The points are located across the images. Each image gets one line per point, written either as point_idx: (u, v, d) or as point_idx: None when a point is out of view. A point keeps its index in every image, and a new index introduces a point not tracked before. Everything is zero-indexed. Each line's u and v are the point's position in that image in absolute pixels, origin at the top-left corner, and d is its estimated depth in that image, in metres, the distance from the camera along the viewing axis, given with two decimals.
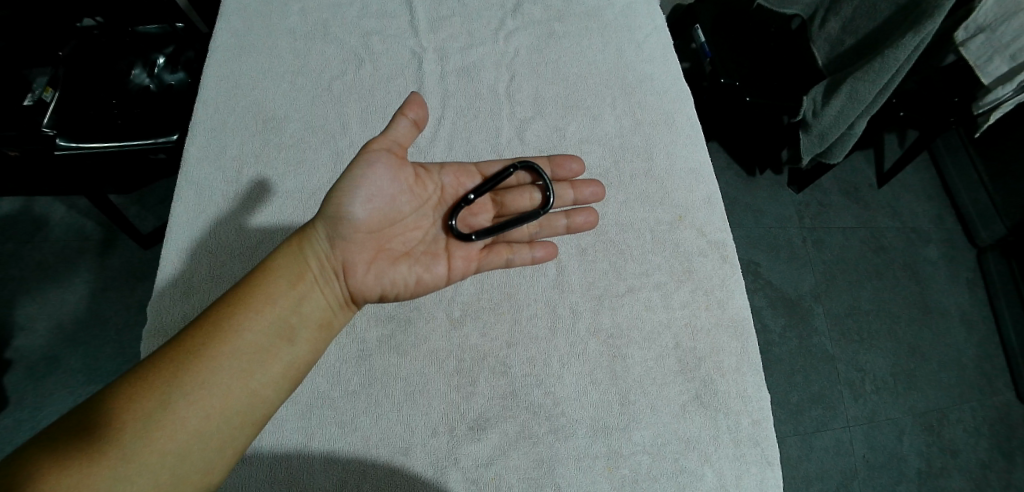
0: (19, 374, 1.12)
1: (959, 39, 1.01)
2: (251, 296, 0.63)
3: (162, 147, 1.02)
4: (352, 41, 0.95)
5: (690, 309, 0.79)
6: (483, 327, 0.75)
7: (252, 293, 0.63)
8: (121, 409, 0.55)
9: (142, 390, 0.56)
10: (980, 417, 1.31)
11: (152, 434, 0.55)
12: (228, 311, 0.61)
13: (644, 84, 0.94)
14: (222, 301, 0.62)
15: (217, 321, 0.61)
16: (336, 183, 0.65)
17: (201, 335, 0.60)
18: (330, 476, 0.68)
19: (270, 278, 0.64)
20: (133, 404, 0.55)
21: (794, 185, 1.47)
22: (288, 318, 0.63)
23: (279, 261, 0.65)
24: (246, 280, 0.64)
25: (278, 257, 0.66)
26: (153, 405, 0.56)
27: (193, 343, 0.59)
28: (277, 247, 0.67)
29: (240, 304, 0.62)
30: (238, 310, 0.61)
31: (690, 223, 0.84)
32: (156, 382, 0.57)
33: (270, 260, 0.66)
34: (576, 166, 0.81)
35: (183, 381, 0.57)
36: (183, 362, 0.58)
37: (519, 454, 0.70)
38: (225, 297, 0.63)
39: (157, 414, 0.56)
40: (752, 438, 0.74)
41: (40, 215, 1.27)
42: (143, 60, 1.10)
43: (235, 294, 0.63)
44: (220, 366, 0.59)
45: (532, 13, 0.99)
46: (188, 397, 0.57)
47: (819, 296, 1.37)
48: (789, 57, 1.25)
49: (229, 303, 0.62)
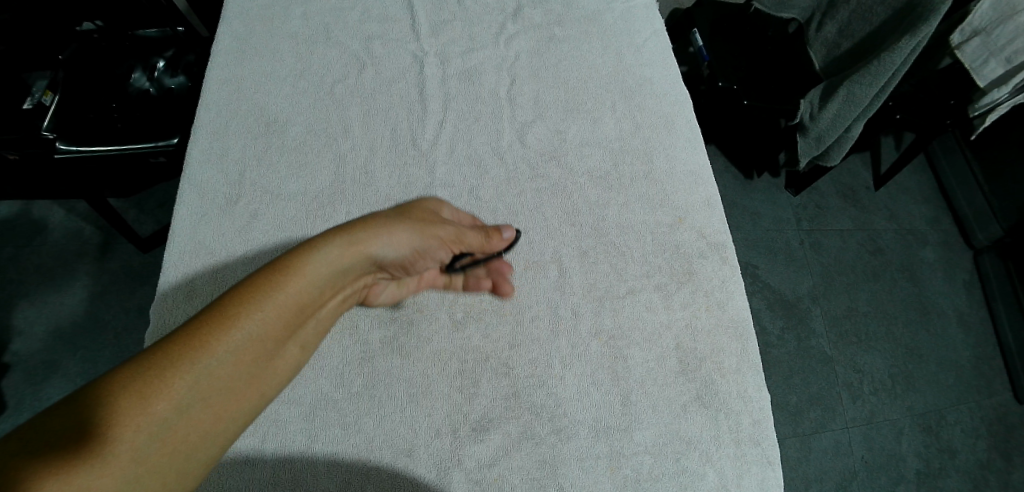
0: (17, 378, 1.12)
1: (953, 42, 1.03)
2: (284, 294, 0.55)
3: (162, 150, 1.03)
4: (353, 44, 0.96)
5: (690, 311, 0.79)
6: (485, 329, 0.76)
7: (283, 295, 0.55)
8: (135, 408, 0.46)
9: (159, 388, 0.47)
10: (978, 417, 1.32)
11: (161, 446, 0.47)
12: (250, 308, 0.53)
13: (643, 87, 0.95)
14: (237, 293, 0.54)
15: (244, 317, 0.53)
16: (398, 232, 0.64)
17: (227, 330, 0.52)
18: (333, 477, 0.68)
19: (309, 277, 0.57)
20: (147, 403, 0.47)
21: (791, 187, 1.49)
22: (307, 325, 0.59)
23: (316, 262, 0.57)
24: (271, 273, 0.55)
25: (319, 257, 0.58)
26: (169, 407, 0.47)
27: (217, 338, 0.51)
28: (316, 241, 0.59)
29: (271, 301, 0.54)
30: (270, 308, 0.54)
31: (690, 225, 0.85)
32: (174, 380, 0.48)
33: (300, 255, 0.57)
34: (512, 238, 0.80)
35: (205, 382, 0.50)
36: (198, 362, 0.49)
37: (522, 455, 0.70)
38: (245, 292, 0.54)
39: (173, 416, 0.48)
40: (753, 438, 0.74)
41: (39, 218, 1.27)
42: (143, 64, 1.11)
43: (265, 289, 0.55)
44: (241, 371, 0.52)
45: (532, 17, 1.00)
46: (209, 399, 0.50)
47: (817, 298, 1.38)
48: (786, 62, 1.26)
49: (252, 299, 0.54)
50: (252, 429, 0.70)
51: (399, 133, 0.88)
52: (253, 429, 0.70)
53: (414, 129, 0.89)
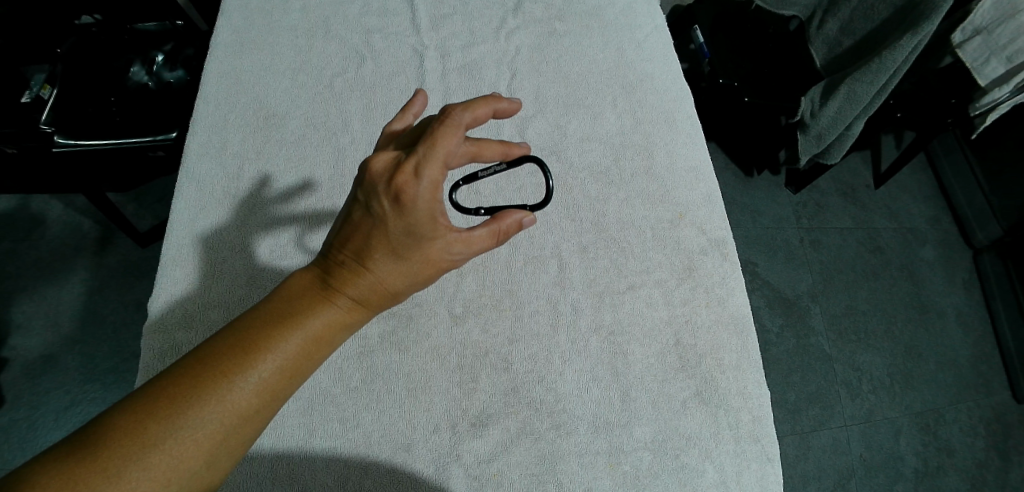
0: (15, 372, 1.12)
1: (956, 40, 1.02)
2: (309, 350, 0.54)
3: (161, 144, 1.02)
4: (353, 38, 0.95)
5: (690, 307, 0.79)
6: (484, 324, 0.75)
7: (290, 355, 0.53)
8: (166, 460, 0.47)
9: (189, 442, 0.47)
10: (977, 416, 1.32)
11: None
12: (277, 363, 0.52)
13: (644, 82, 0.94)
14: (262, 344, 0.52)
15: (272, 371, 0.52)
16: (401, 280, 0.57)
17: (255, 387, 0.51)
18: (331, 473, 0.68)
19: (332, 334, 0.56)
20: (176, 458, 0.47)
21: (791, 185, 1.49)
22: None
23: (324, 320, 0.55)
24: (279, 328, 0.53)
25: (343, 316, 0.56)
26: (197, 461, 0.48)
27: (245, 393, 0.50)
28: (339, 299, 0.56)
29: (299, 357, 0.53)
30: (298, 365, 0.53)
31: (691, 221, 0.84)
32: (202, 435, 0.48)
33: (308, 310, 0.55)
34: (524, 217, 0.60)
35: (231, 436, 0.50)
36: (225, 416, 0.49)
37: (521, 450, 0.70)
38: (250, 348, 0.52)
39: (199, 469, 0.48)
40: (753, 435, 0.74)
41: (37, 212, 1.27)
42: (142, 58, 1.09)
43: (292, 345, 0.53)
44: (254, 430, 0.51)
45: (533, 11, 1.00)
46: (233, 451, 0.50)
47: (817, 296, 1.38)
48: (788, 58, 1.26)
49: (259, 357, 0.51)
50: None
51: None
52: None
53: None
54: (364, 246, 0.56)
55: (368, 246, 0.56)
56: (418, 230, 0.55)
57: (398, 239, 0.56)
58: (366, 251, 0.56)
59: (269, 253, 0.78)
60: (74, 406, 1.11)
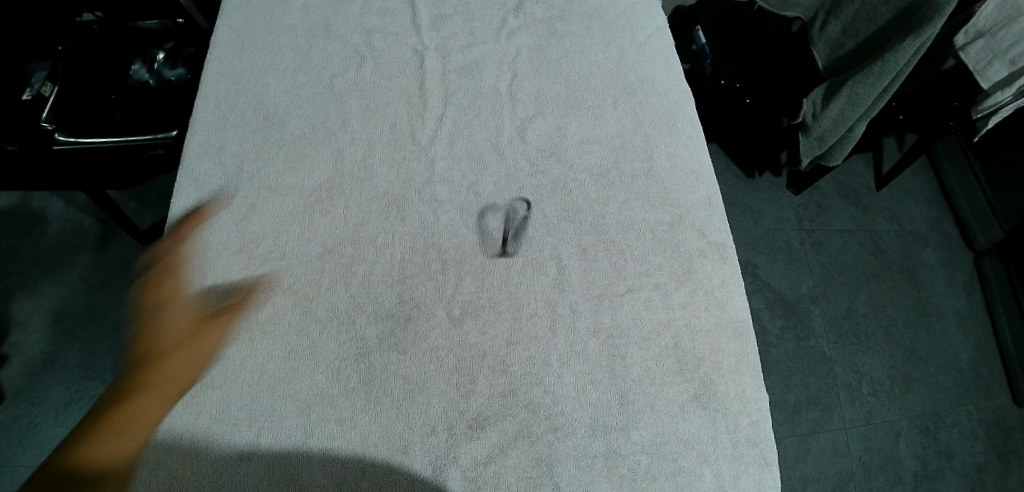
0: (15, 369, 1.12)
1: (959, 43, 1.02)
2: (112, 424, 0.67)
3: (161, 143, 1.01)
4: (354, 38, 0.95)
5: (689, 310, 0.79)
6: (483, 326, 0.75)
7: (124, 423, 0.67)
8: None
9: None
10: (976, 420, 1.31)
11: None
12: (114, 429, 0.67)
13: (644, 84, 0.94)
14: (100, 418, 0.68)
15: (100, 442, 0.66)
16: (200, 350, 0.73)
17: (91, 452, 0.65)
18: (329, 474, 0.68)
19: (139, 409, 0.68)
20: None
21: (793, 187, 1.49)
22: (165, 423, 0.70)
23: (126, 405, 0.68)
24: (114, 407, 0.68)
25: (144, 393, 0.70)
26: None
27: (92, 459, 0.65)
28: (154, 373, 0.71)
29: (103, 431, 0.67)
30: (120, 431, 0.67)
31: (690, 224, 0.84)
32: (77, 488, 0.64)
33: (117, 395, 0.69)
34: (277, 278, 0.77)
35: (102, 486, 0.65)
36: (90, 474, 0.65)
37: (518, 453, 0.70)
38: (100, 417, 0.68)
39: None
40: (751, 439, 0.74)
41: (38, 209, 1.27)
42: (143, 56, 1.10)
43: (110, 420, 0.67)
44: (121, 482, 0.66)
45: (534, 12, 0.99)
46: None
47: (817, 298, 1.38)
48: (790, 60, 1.25)
49: (101, 427, 0.67)
50: (249, 424, 0.69)
51: (397, 127, 0.88)
52: (250, 424, 0.69)
53: (413, 125, 0.88)
54: (147, 336, 0.74)
55: (149, 335, 0.74)
56: (158, 315, 0.75)
57: (158, 317, 0.75)
58: (149, 337, 0.74)
59: (222, 240, 0.79)
60: (75, 404, 1.11)
